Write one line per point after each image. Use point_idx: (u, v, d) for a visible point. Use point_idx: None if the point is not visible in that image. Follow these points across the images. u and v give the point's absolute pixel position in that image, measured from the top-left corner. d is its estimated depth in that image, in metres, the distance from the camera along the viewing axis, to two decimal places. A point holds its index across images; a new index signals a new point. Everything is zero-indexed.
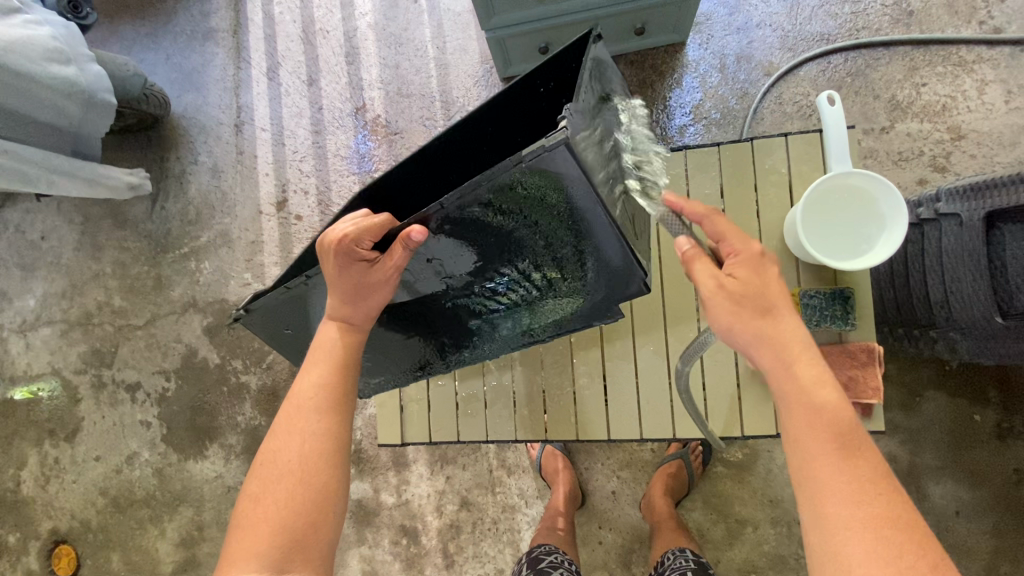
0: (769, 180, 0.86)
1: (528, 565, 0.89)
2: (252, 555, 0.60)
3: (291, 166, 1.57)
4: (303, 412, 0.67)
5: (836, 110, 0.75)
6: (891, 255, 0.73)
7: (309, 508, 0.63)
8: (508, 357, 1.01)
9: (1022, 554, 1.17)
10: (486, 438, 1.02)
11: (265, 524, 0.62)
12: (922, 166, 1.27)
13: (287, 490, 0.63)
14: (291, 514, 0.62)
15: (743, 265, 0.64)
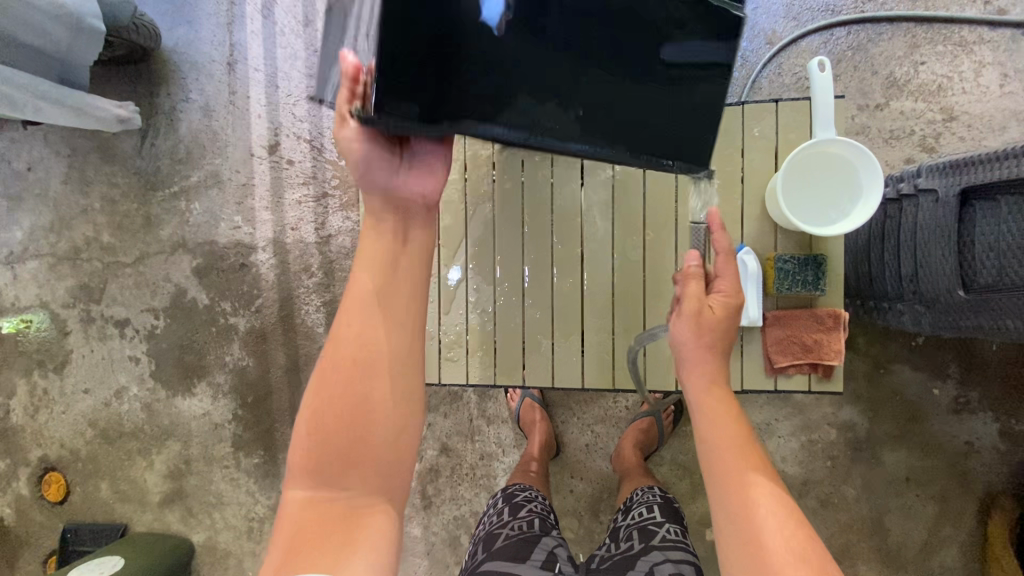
0: (755, 145, 0.88)
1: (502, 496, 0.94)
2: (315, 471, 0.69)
3: (284, 109, 1.55)
4: (371, 321, 0.70)
5: (828, 75, 0.75)
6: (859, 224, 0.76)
7: (364, 421, 0.69)
8: (491, 307, 1.03)
9: (963, 519, 1.25)
10: (466, 382, 1.05)
11: (325, 431, 0.69)
12: (911, 145, 1.29)
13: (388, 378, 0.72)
14: (347, 424, 0.69)
15: (721, 302, 0.78)
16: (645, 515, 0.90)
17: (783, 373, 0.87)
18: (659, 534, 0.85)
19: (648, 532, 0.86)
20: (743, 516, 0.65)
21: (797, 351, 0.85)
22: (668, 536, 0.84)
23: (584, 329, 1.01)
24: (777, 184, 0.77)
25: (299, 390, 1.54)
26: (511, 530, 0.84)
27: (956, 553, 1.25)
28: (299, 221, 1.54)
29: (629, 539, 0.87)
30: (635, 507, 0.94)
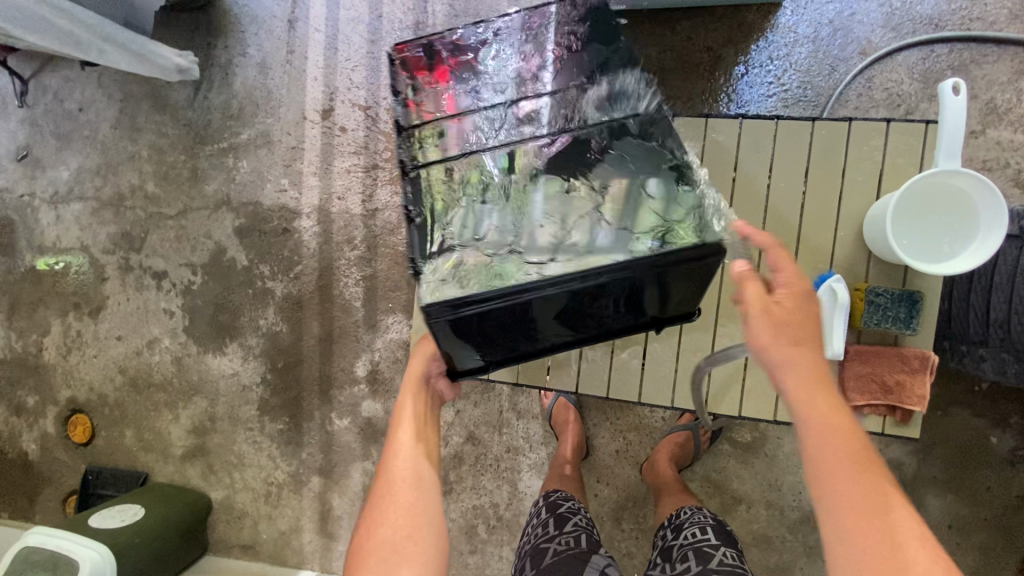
0: (858, 167, 0.82)
1: (545, 507, 0.92)
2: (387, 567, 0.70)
3: (342, 73, 1.50)
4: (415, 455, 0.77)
5: (960, 102, 0.68)
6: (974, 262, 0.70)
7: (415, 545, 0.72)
8: None
9: (1003, 573, 1.21)
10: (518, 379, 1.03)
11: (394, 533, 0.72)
12: (1003, 179, 1.20)
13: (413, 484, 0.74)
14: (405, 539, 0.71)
15: (793, 296, 0.66)
16: (698, 536, 0.87)
17: (857, 412, 0.82)
18: (717, 556, 0.82)
19: (704, 554, 0.82)
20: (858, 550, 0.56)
21: (877, 392, 0.80)
22: (727, 560, 0.80)
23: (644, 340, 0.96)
24: (886, 214, 0.72)
25: (330, 362, 1.52)
26: (559, 546, 0.81)
27: None
28: (346, 191, 1.50)
29: (683, 560, 0.83)
30: (685, 527, 0.91)
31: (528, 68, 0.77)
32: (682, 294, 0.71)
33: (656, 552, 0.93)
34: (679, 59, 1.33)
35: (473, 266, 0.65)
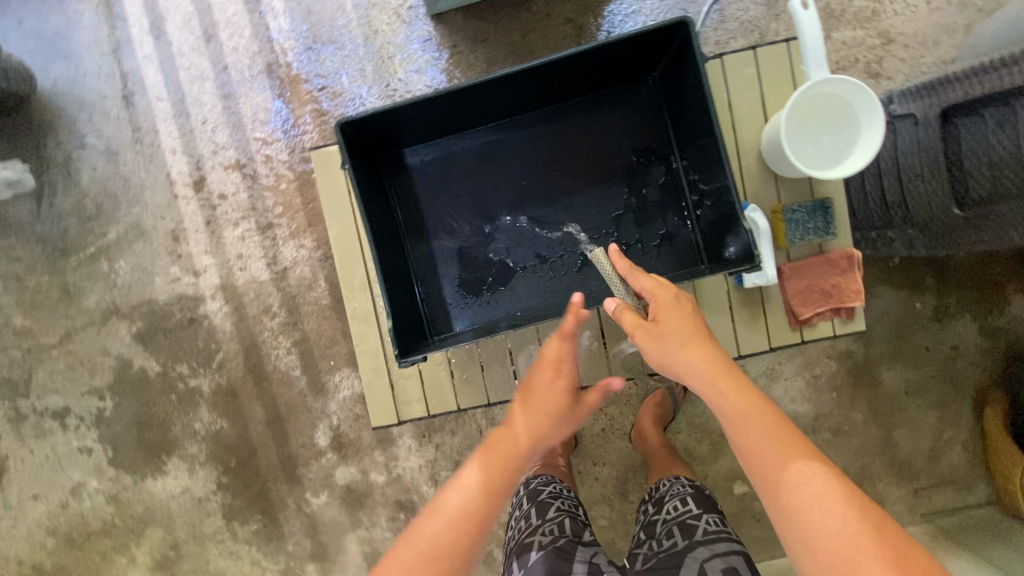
0: (743, 97, 0.84)
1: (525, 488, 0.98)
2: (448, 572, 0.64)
3: (202, 137, 1.38)
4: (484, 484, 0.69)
5: (811, 12, 0.72)
6: (858, 144, 0.75)
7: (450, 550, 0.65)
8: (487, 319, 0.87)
9: (961, 417, 1.33)
10: (488, 402, 0.90)
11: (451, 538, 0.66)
12: (858, 74, 1.30)
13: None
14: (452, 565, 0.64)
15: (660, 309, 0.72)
16: (681, 509, 0.91)
17: (807, 324, 0.85)
18: (700, 526, 0.86)
19: (689, 526, 0.86)
20: (798, 515, 0.60)
21: (819, 300, 0.84)
22: (709, 528, 0.85)
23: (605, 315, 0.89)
24: (781, 131, 0.74)
25: (287, 442, 1.40)
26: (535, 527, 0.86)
27: (960, 450, 1.33)
28: (246, 258, 1.38)
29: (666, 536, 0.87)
30: (667, 501, 0.95)
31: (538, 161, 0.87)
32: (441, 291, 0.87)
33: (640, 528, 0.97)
34: (544, 37, 1.34)
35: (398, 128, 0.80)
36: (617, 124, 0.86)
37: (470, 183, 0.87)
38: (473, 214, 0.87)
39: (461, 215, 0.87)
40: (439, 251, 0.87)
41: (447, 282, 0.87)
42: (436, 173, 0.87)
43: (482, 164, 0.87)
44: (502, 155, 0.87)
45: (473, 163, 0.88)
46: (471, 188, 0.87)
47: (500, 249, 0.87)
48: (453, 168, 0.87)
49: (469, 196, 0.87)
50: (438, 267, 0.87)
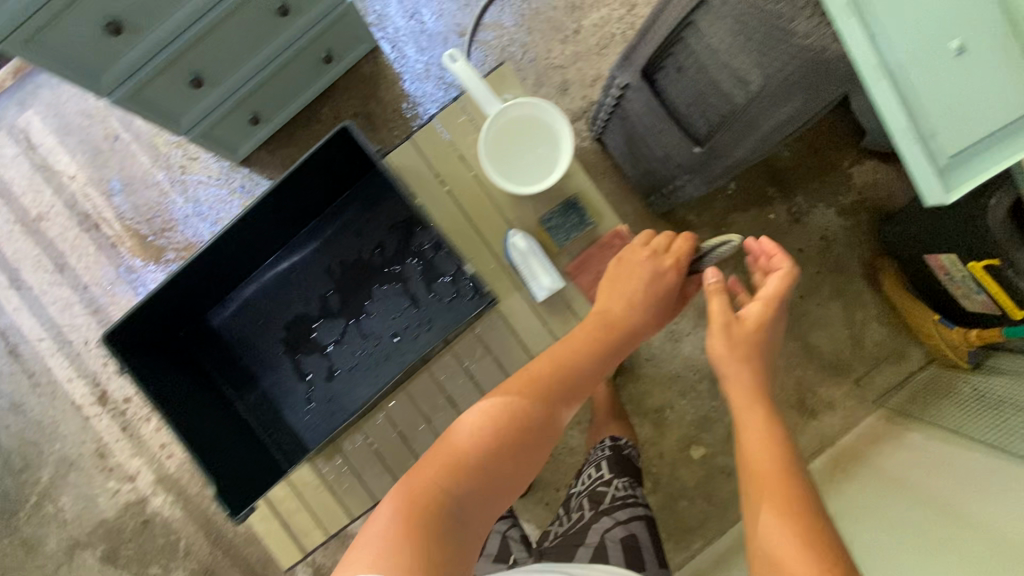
0: (467, 144, 0.91)
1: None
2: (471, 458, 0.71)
3: (89, 356, 1.46)
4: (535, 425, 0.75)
5: (462, 62, 0.79)
6: (565, 143, 0.81)
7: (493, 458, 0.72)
8: (332, 430, 0.90)
9: (862, 296, 1.34)
10: (376, 501, 0.93)
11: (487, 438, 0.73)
12: (620, 44, 1.37)
13: (514, 449, 0.73)
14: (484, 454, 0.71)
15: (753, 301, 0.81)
16: (596, 477, 1.10)
17: None
18: (610, 493, 1.05)
19: (601, 493, 1.06)
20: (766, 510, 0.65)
21: None
22: (617, 494, 1.05)
23: (439, 377, 0.91)
24: (482, 166, 0.79)
25: None
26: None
27: (878, 326, 1.34)
28: (170, 443, 1.44)
29: (582, 505, 1.05)
30: (588, 468, 1.14)
31: (320, 276, 0.92)
32: (283, 425, 0.91)
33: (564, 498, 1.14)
34: None
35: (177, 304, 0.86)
36: (369, 212, 0.91)
37: (268, 320, 0.92)
38: (282, 345, 0.92)
39: (274, 352, 0.92)
40: (266, 390, 0.91)
41: (286, 413, 0.91)
42: (238, 324, 0.92)
43: (275, 298, 0.92)
44: (286, 283, 0.92)
45: (265, 300, 0.92)
46: (271, 324, 0.92)
47: (322, 363, 0.91)
48: (251, 311, 0.92)
49: (276, 329, 0.92)
50: (272, 404, 0.91)
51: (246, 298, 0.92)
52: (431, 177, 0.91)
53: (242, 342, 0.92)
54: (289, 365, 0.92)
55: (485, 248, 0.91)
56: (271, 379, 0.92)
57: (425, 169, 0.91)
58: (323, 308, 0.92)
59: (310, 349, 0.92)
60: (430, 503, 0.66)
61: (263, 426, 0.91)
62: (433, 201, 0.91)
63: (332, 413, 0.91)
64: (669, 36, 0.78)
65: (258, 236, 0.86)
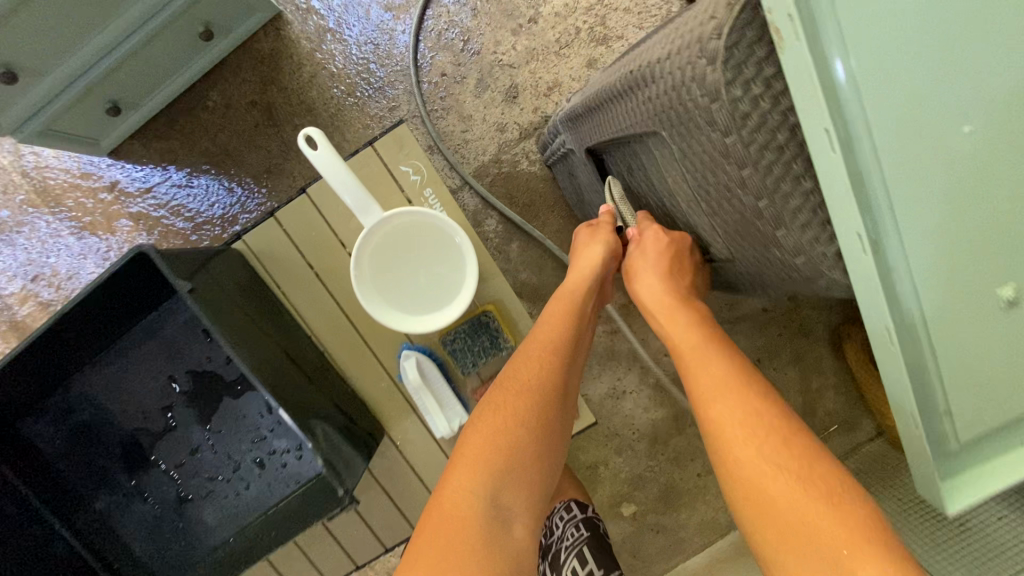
0: (351, 230, 0.69)
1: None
2: (469, 479, 0.57)
3: None
4: (536, 410, 0.62)
5: (325, 152, 0.55)
6: (469, 267, 0.61)
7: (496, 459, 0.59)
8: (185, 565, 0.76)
9: (822, 363, 1.23)
10: None
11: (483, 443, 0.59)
12: (585, 44, 1.09)
13: (533, 421, 0.61)
14: (487, 455, 0.59)
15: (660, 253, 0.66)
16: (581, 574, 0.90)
17: None
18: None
19: None
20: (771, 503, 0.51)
21: None
22: None
23: None
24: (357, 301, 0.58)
25: None
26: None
27: (833, 395, 1.24)
28: None
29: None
30: (566, 562, 0.91)
31: (159, 384, 0.72)
32: (126, 556, 0.76)
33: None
34: (235, 133, 1.16)
35: None
36: None
37: (95, 434, 0.74)
38: (115, 464, 0.74)
39: (107, 471, 0.75)
40: (103, 515, 0.75)
41: (128, 543, 0.76)
42: (57, 437, 0.73)
43: (102, 408, 0.73)
44: (115, 390, 0.73)
45: (89, 409, 0.73)
46: (100, 439, 0.74)
47: (168, 487, 0.75)
48: (73, 422, 0.73)
49: (110, 445, 0.74)
50: (111, 531, 0.76)
51: (64, 406, 0.73)
52: (302, 269, 0.70)
53: (65, 459, 0.74)
54: (128, 487, 0.75)
55: (372, 363, 0.72)
56: (106, 502, 0.75)
57: (294, 258, 0.70)
58: (164, 422, 0.73)
59: (153, 469, 0.74)
60: (464, 512, 0.55)
61: (102, 558, 0.76)
62: (306, 301, 0.71)
63: (183, 546, 0.75)
64: (616, 137, 0.58)
65: (60, 347, 0.65)
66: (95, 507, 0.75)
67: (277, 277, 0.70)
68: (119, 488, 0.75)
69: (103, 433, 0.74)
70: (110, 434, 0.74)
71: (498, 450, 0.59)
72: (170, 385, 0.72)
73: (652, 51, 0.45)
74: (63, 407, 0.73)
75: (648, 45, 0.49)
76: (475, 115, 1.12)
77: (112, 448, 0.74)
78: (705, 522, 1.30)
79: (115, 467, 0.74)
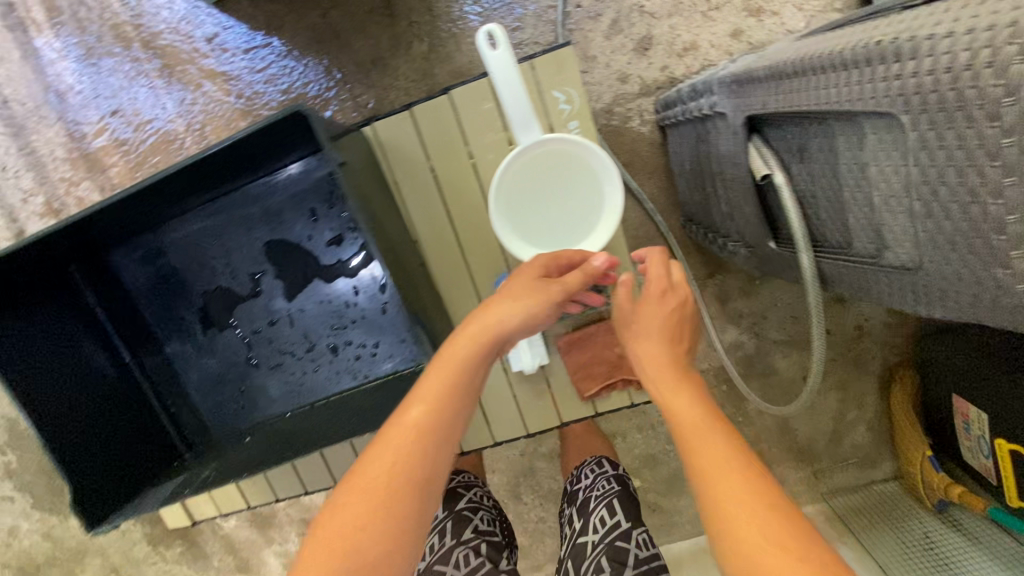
0: (484, 144, 0.66)
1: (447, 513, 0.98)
2: (354, 528, 0.45)
3: (6, 184, 1.25)
4: (404, 478, 0.47)
5: (504, 53, 0.52)
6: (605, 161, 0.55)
7: (381, 514, 0.45)
8: (240, 427, 0.78)
9: (865, 397, 1.22)
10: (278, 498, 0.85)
11: (381, 487, 0.46)
12: (735, 12, 1.02)
13: (399, 493, 0.46)
14: (372, 510, 0.45)
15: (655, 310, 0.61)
16: (609, 524, 0.89)
17: (598, 397, 0.74)
18: (631, 553, 0.85)
19: (618, 549, 0.85)
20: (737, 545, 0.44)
21: (606, 370, 0.73)
22: (639, 554, 0.85)
23: None
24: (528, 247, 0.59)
25: None
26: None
27: (865, 431, 1.24)
28: None
29: (598, 570, 0.83)
30: (595, 510, 0.93)
31: (255, 249, 0.72)
32: (185, 404, 0.78)
33: (568, 547, 0.93)
34: (347, 14, 1.10)
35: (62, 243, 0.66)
36: (326, 189, 0.69)
37: (181, 282, 0.74)
38: (193, 316, 0.75)
39: (184, 320, 0.75)
40: (172, 361, 0.77)
41: (188, 392, 0.78)
42: (144, 275, 0.74)
43: (195, 258, 0.73)
44: (209, 245, 0.72)
45: (181, 255, 0.73)
46: (185, 288, 0.74)
47: (240, 350, 0.76)
48: (163, 265, 0.73)
49: (192, 295, 0.74)
50: (177, 378, 0.77)
51: (158, 247, 0.73)
52: (423, 171, 0.67)
53: (149, 297, 0.74)
54: (202, 340, 0.76)
55: (465, 282, 0.71)
56: (177, 348, 0.76)
57: (418, 158, 0.67)
58: (250, 288, 0.73)
59: (230, 329, 0.75)
60: (329, 571, 0.43)
61: (162, 400, 0.77)
62: (418, 204, 0.69)
63: (240, 409, 0.78)
64: (806, 112, 0.53)
65: (176, 189, 0.64)
66: (166, 352, 0.76)
67: (396, 173, 0.68)
68: (192, 339, 0.76)
69: (190, 284, 0.74)
70: (195, 284, 0.74)
71: (387, 505, 0.46)
72: (266, 253, 0.72)
73: (916, 29, 0.41)
74: (157, 246, 0.73)
75: (902, 22, 0.44)
76: (599, 58, 1.06)
77: (195, 299, 0.74)
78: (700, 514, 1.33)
79: (193, 318, 0.75)
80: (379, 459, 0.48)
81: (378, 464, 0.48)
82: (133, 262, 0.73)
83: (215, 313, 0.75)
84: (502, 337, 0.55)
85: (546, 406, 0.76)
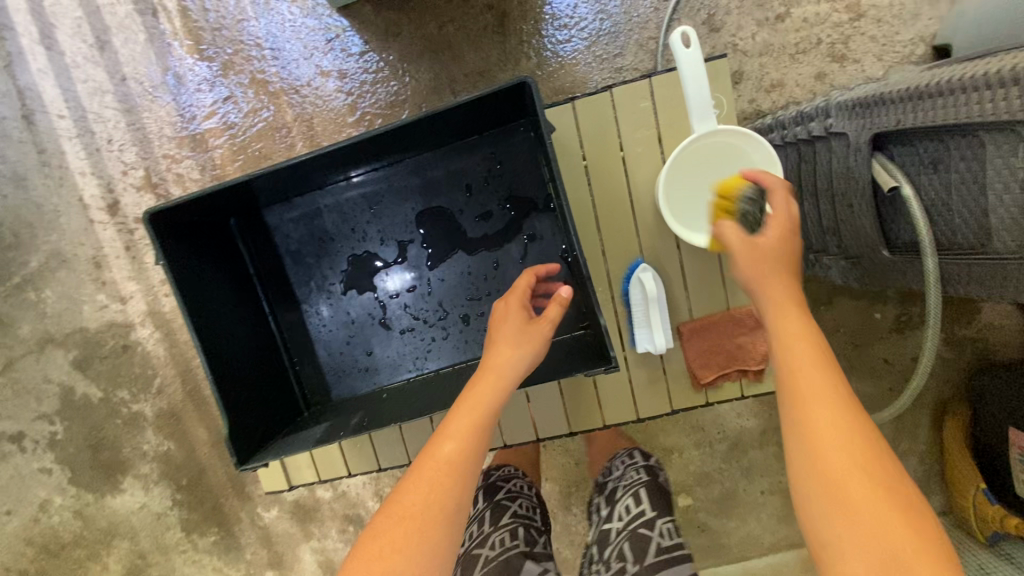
0: (635, 138, 0.73)
1: (484, 497, 0.94)
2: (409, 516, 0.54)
3: (109, 157, 1.30)
4: (453, 476, 0.56)
5: (696, 53, 0.60)
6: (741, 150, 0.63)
7: (433, 509, 0.54)
8: (361, 389, 0.80)
9: (917, 428, 1.27)
10: (380, 466, 0.87)
11: (429, 486, 0.55)
12: (820, 57, 1.12)
13: (449, 488, 0.55)
14: (426, 504, 0.54)
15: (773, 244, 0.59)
16: (634, 512, 0.87)
17: (712, 385, 0.77)
18: (653, 540, 0.81)
19: (643, 536, 0.82)
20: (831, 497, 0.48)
21: (723, 361, 0.75)
22: (662, 541, 0.81)
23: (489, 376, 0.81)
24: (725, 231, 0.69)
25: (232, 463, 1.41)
26: (491, 550, 0.81)
27: (916, 462, 1.28)
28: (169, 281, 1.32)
29: (620, 555, 0.81)
30: (622, 499, 0.92)
31: (408, 219, 0.77)
32: (311, 362, 0.81)
33: (596, 537, 0.92)
34: (461, 28, 1.20)
35: (242, 191, 0.70)
36: (486, 169, 0.75)
37: (331, 243, 0.78)
38: (336, 276, 0.79)
39: (325, 280, 0.79)
40: (307, 319, 0.80)
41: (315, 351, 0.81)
42: (297, 234, 0.78)
43: (349, 222, 0.78)
44: (364, 210, 0.77)
45: (336, 218, 0.78)
46: (334, 250, 0.79)
47: (374, 313, 0.79)
48: (317, 226, 0.78)
49: (338, 256, 0.79)
50: (308, 335, 0.80)
51: (316, 209, 0.78)
52: (575, 158, 0.74)
53: (296, 256, 0.79)
54: (339, 301, 0.80)
55: (600, 264, 0.76)
56: (314, 306, 0.80)
57: (573, 146, 0.74)
58: (396, 254, 0.78)
59: (367, 293, 0.79)
60: (389, 551, 0.52)
61: (290, 355, 0.80)
62: (566, 187, 0.75)
63: (363, 371, 0.80)
64: (948, 125, 0.61)
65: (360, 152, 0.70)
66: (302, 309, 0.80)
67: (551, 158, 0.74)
68: (330, 299, 0.80)
69: (339, 245, 0.78)
70: (344, 246, 0.78)
71: (432, 503, 0.54)
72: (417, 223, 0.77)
73: None
74: (315, 208, 0.78)
75: None
76: None
77: (341, 261, 0.79)
78: (750, 538, 1.33)
79: (335, 279, 0.79)
80: (436, 463, 0.57)
81: (424, 468, 0.57)
82: (288, 221, 0.78)
83: (357, 275, 0.79)
84: (516, 376, 0.63)
85: (658, 390, 0.79)
